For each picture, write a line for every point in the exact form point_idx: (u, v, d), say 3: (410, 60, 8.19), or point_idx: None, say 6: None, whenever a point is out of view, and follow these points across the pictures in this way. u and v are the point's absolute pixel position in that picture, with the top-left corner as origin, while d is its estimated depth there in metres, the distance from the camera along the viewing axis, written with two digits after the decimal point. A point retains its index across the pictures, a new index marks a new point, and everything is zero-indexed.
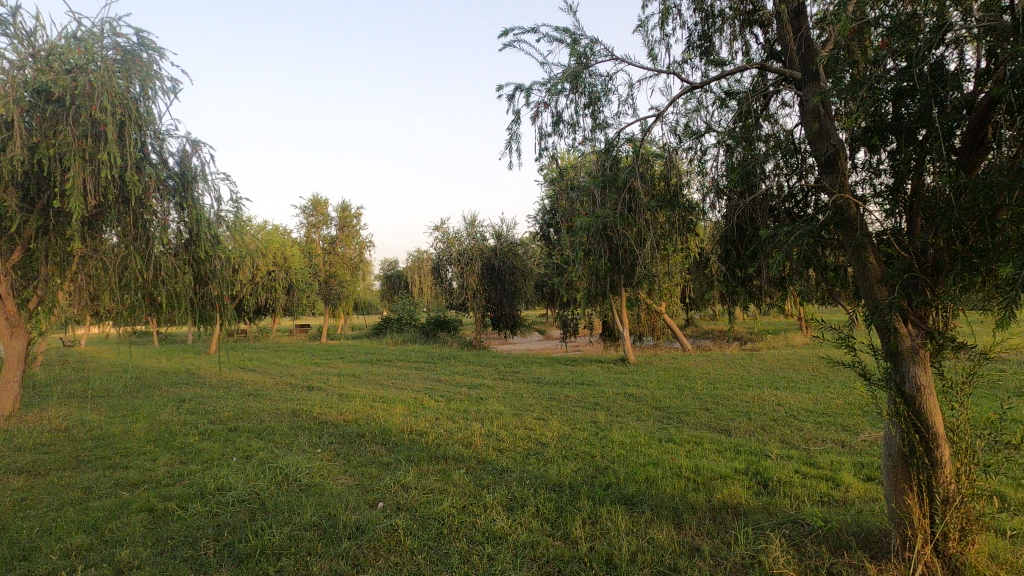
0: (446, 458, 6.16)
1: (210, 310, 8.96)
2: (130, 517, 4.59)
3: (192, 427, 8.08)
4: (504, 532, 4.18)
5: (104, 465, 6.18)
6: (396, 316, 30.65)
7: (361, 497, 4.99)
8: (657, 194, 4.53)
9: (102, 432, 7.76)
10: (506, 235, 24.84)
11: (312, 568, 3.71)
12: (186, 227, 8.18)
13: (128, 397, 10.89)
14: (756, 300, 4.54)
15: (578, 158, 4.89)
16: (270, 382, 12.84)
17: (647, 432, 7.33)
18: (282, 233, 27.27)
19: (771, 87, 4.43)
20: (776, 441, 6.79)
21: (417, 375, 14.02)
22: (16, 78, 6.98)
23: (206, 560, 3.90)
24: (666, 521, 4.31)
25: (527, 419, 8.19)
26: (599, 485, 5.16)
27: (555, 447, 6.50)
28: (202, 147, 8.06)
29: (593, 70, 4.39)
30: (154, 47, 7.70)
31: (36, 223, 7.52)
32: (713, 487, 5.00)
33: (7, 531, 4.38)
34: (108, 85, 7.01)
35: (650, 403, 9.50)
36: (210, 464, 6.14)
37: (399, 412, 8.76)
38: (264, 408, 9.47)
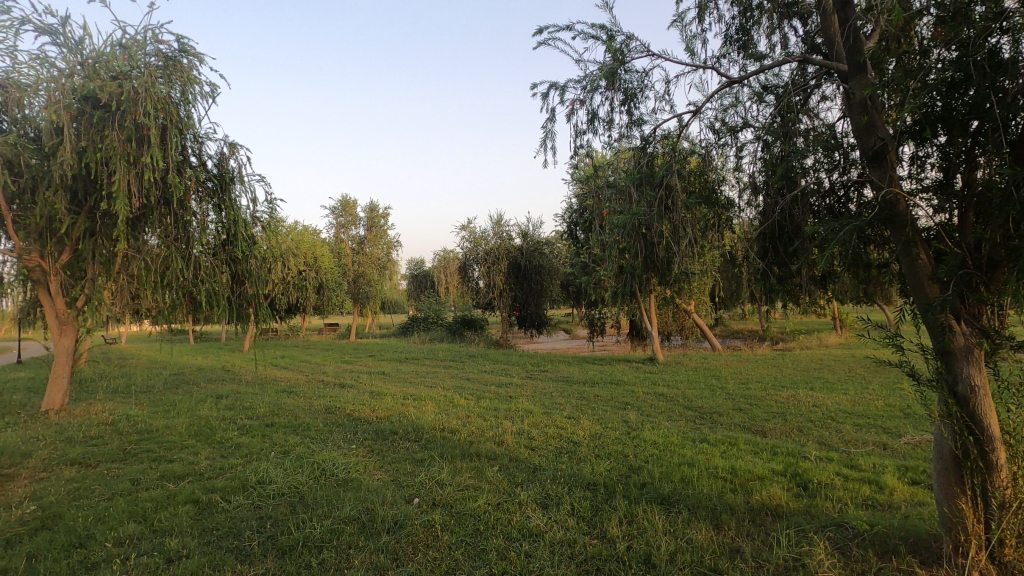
0: (479, 456, 6.21)
1: (247, 309, 9.18)
2: (178, 509, 4.75)
3: (231, 422, 8.30)
4: (540, 530, 4.19)
5: (150, 458, 6.40)
6: (423, 315, 30.91)
7: (397, 492, 5.06)
8: (695, 192, 4.48)
9: (146, 426, 8.03)
10: (532, 234, 24.86)
11: (353, 561, 3.78)
12: (224, 227, 8.44)
13: (169, 392, 11.26)
14: (795, 297, 4.39)
15: (613, 157, 4.88)
16: (303, 380, 13.08)
17: (680, 432, 7.26)
18: (312, 233, 27.79)
19: (813, 80, 4.34)
20: (814, 444, 6.63)
21: (446, 374, 14.11)
22: (65, 86, 7.27)
23: (251, 551, 3.99)
24: (704, 521, 4.27)
25: (557, 418, 8.18)
26: (634, 484, 5.13)
27: (587, 446, 6.48)
28: (240, 149, 8.30)
29: (629, 66, 4.37)
30: (194, 53, 7.94)
31: (84, 224, 7.82)
32: (750, 488, 4.93)
33: (63, 519, 4.56)
34: (151, 91, 7.26)
35: (682, 403, 9.38)
36: (250, 458, 6.32)
37: (429, 410, 8.87)
38: (299, 405, 9.67)
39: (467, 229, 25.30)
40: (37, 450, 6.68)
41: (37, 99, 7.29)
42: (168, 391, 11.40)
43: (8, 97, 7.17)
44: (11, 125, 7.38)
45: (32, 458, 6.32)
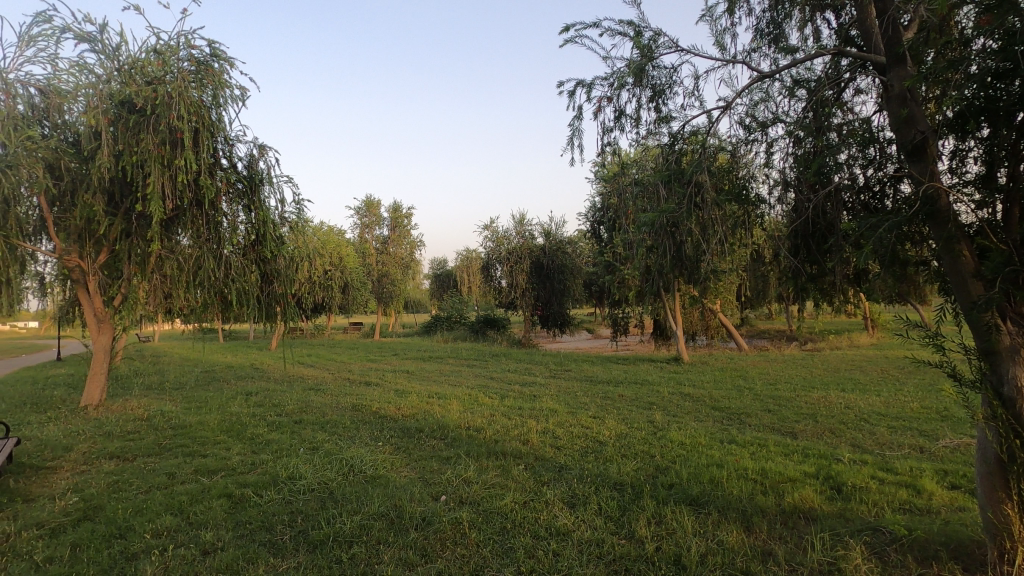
0: (505, 454, 6.22)
1: (275, 308, 9.33)
2: (212, 502, 4.86)
3: (261, 419, 8.46)
4: (568, 528, 4.19)
5: (184, 453, 6.57)
6: (446, 314, 31.09)
7: (424, 489, 5.10)
8: (725, 189, 4.42)
9: (180, 421, 8.24)
10: (555, 233, 24.83)
11: (383, 557, 3.82)
12: (254, 227, 8.60)
13: (201, 389, 11.53)
14: (828, 296, 4.27)
15: (640, 154, 4.84)
16: (329, 378, 13.27)
17: (708, 432, 7.16)
18: (337, 233, 28.17)
19: (847, 73, 4.24)
20: (847, 446, 6.48)
21: (470, 373, 14.18)
22: (103, 91, 7.50)
23: (283, 544, 4.07)
24: (735, 523, 4.21)
25: (582, 417, 8.15)
26: (662, 484, 5.08)
27: (613, 446, 6.44)
28: (269, 151, 8.46)
29: (657, 63, 4.33)
30: (225, 57, 8.12)
31: (120, 225, 8.06)
32: (782, 490, 4.84)
33: (104, 510, 4.72)
34: (184, 95, 7.44)
35: (709, 404, 9.26)
36: (280, 454, 6.43)
37: (454, 408, 8.92)
38: (326, 402, 9.82)
39: (489, 228, 25.38)
40: (78, 444, 6.91)
41: (76, 105, 7.54)
42: (200, 388, 11.67)
43: (50, 103, 7.47)
44: (52, 130, 7.64)
45: (73, 452, 6.55)
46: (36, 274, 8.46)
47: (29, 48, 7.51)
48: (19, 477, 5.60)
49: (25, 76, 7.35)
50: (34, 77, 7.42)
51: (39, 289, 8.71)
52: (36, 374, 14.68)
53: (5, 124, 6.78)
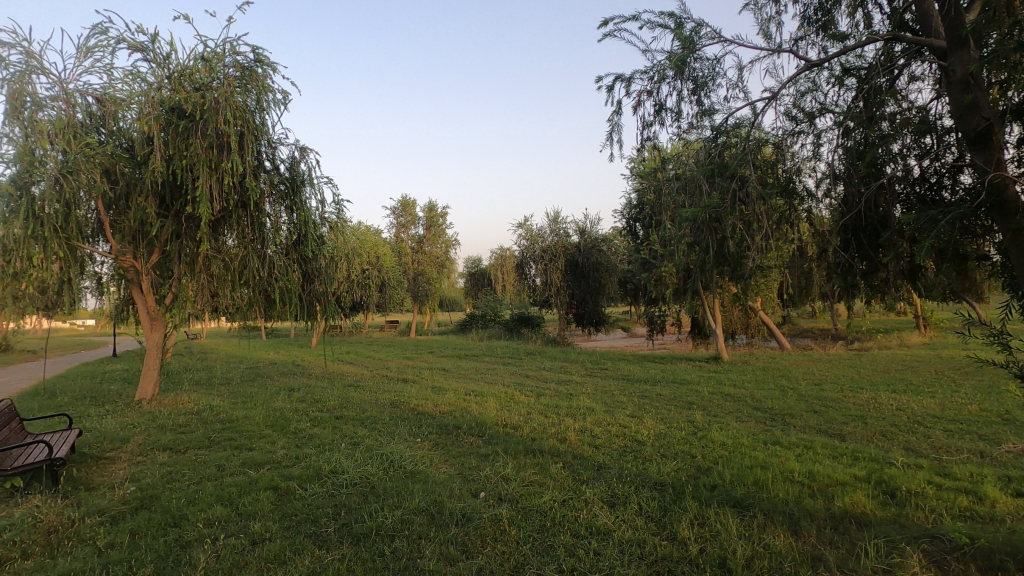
0: (542, 452, 6.21)
1: (316, 306, 9.54)
2: (260, 494, 5.02)
3: (304, 414, 8.69)
4: (608, 527, 4.15)
5: (232, 446, 6.80)
6: (481, 312, 31.26)
7: (464, 486, 5.13)
8: (771, 183, 4.28)
9: (227, 416, 8.53)
10: (590, 230, 24.69)
11: (425, 551, 3.87)
12: (295, 228, 8.84)
13: (247, 385, 11.92)
14: (880, 294, 4.05)
15: (680, 149, 4.73)
16: (368, 374, 13.54)
17: (750, 433, 6.98)
18: (375, 233, 28.66)
19: (902, 59, 4.04)
20: (899, 449, 6.22)
21: (505, 370, 14.23)
22: (155, 98, 7.79)
23: (328, 537, 4.16)
24: (782, 527, 4.08)
25: (619, 416, 8.07)
26: (704, 485, 4.97)
27: (652, 445, 6.34)
28: (310, 153, 8.69)
29: (699, 54, 4.24)
30: (268, 62, 8.35)
31: (171, 227, 8.37)
32: (832, 494, 4.67)
33: (160, 500, 4.93)
34: (230, 100, 7.72)
35: (751, 404, 9.03)
36: (323, 449, 6.59)
37: (491, 406, 8.97)
38: (365, 398, 10.00)
39: (524, 227, 25.41)
40: (134, 435, 7.24)
41: (129, 112, 7.89)
42: (246, 384, 12.07)
43: (106, 111, 7.83)
44: (108, 136, 7.98)
45: (130, 443, 6.86)
46: (94, 273, 8.89)
47: (87, 58, 7.90)
48: (81, 467, 5.91)
49: (83, 86, 7.74)
50: (92, 87, 7.81)
51: (97, 288, 9.15)
52: (96, 369, 15.47)
53: (66, 132, 7.26)
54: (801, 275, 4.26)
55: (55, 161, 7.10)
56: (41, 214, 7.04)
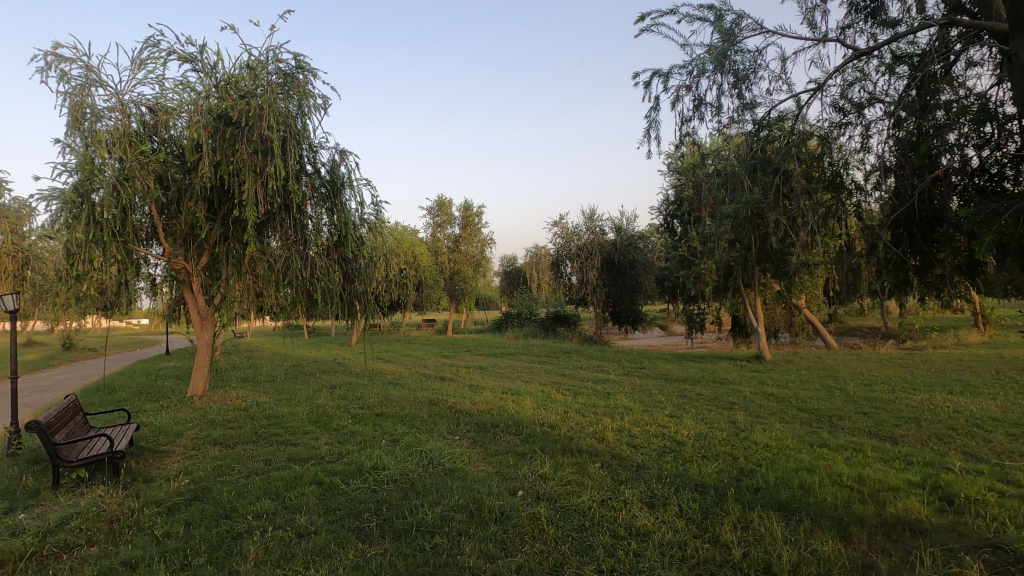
0: (580, 451, 6.19)
1: (356, 305, 9.76)
2: (305, 489, 5.17)
3: (346, 411, 8.91)
4: (648, 529, 4.10)
5: (278, 442, 7.03)
6: (517, 311, 31.32)
7: (502, 484, 5.17)
8: (816, 176, 4.15)
9: (273, 412, 8.82)
10: (626, 228, 24.42)
11: (465, 548, 3.91)
12: (336, 229, 9.10)
13: (291, 383, 12.30)
14: (935, 291, 3.85)
15: (721, 145, 4.65)
16: (407, 373, 13.78)
17: (795, 435, 6.78)
18: (412, 233, 29.07)
19: (959, 45, 3.84)
20: (957, 453, 5.93)
21: (541, 369, 14.24)
22: (203, 106, 8.08)
23: (370, 531, 4.26)
24: (830, 533, 3.96)
25: (658, 416, 7.95)
26: (747, 488, 4.85)
27: (692, 446, 6.24)
28: (350, 156, 8.89)
29: (740, 47, 4.17)
30: (309, 68, 8.58)
31: (219, 230, 8.65)
32: (883, 500, 4.50)
33: (212, 492, 5.14)
34: (273, 106, 7.98)
35: (795, 405, 8.76)
36: (364, 445, 6.74)
37: (528, 404, 8.99)
38: (404, 396, 10.18)
39: (559, 225, 25.33)
40: (187, 430, 7.57)
41: (179, 121, 8.23)
42: (290, 381, 12.46)
43: (158, 120, 8.18)
44: (160, 144, 8.31)
45: (183, 437, 7.17)
46: (148, 275, 9.31)
47: (140, 70, 8.28)
48: (139, 459, 6.21)
49: (137, 97, 8.11)
50: (145, 97, 8.18)
51: (152, 288, 9.57)
52: (151, 366, 16.25)
53: (122, 141, 7.64)
54: (849, 271, 4.09)
55: (113, 169, 7.50)
56: (100, 219, 7.46)
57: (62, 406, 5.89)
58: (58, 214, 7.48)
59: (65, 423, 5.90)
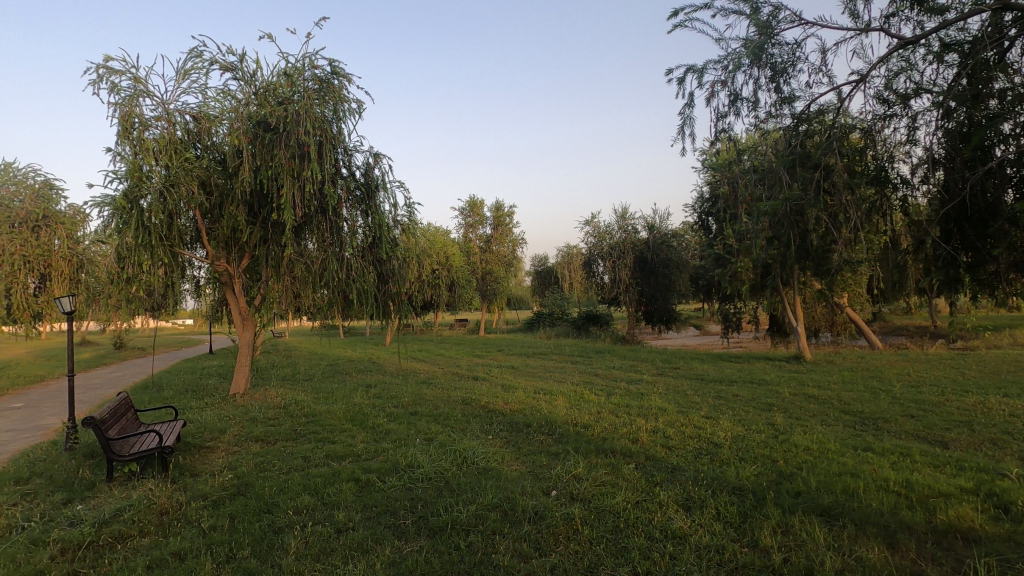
0: (614, 452, 6.15)
1: (389, 305, 9.92)
2: (343, 485, 5.29)
3: (381, 410, 9.07)
4: (684, 532, 4.05)
5: (316, 439, 7.20)
6: (548, 310, 31.29)
7: (536, 483, 5.18)
8: (859, 171, 4.01)
9: (311, 410, 9.05)
10: (659, 226, 24.10)
11: (499, 547, 3.94)
12: (370, 231, 9.29)
13: (327, 381, 12.58)
14: (988, 289, 3.68)
15: (758, 140, 4.56)
16: (440, 372, 13.92)
17: (838, 438, 6.57)
18: (444, 234, 29.32)
19: (1013, 30, 3.66)
20: (1013, 459, 5.64)
21: (574, 369, 14.17)
22: (244, 113, 8.32)
23: (406, 528, 4.33)
24: (875, 539, 3.83)
25: (693, 417, 7.82)
26: (788, 492, 4.73)
27: (730, 448, 6.12)
28: (383, 159, 9.04)
29: (778, 39, 4.08)
30: (344, 74, 8.76)
31: (259, 234, 8.91)
32: (933, 506, 4.32)
33: (255, 487, 5.31)
34: (309, 111, 8.19)
35: (837, 407, 8.49)
36: (399, 443, 6.85)
37: (561, 404, 8.96)
38: (438, 396, 10.27)
39: (591, 224, 25.18)
40: (230, 427, 7.84)
41: (221, 128, 8.52)
42: (327, 380, 12.75)
43: (201, 128, 8.47)
44: (203, 151, 8.61)
45: (227, 434, 7.43)
46: (193, 277, 9.65)
47: (185, 80, 8.60)
48: (186, 454, 6.47)
49: (182, 106, 8.43)
50: (189, 106, 8.49)
51: (196, 290, 9.93)
52: (196, 365, 16.87)
53: (168, 149, 7.95)
54: (893, 267, 3.95)
55: (159, 176, 7.82)
56: (148, 224, 7.79)
57: (115, 403, 6.17)
58: (110, 219, 7.84)
59: (118, 419, 6.19)
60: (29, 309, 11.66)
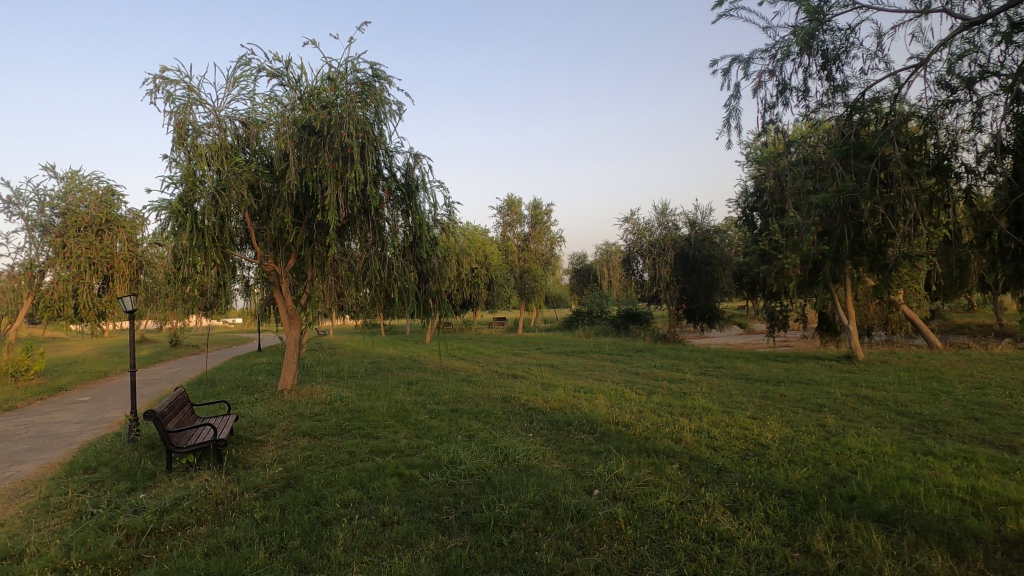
0: (656, 452, 6.06)
1: (430, 304, 10.04)
2: (386, 480, 5.39)
3: (422, 407, 9.20)
4: (732, 535, 3.94)
5: (360, 434, 7.36)
6: (587, 309, 31.05)
7: (577, 482, 5.16)
8: (919, 160, 3.81)
9: (356, 407, 9.26)
10: (701, 222, 23.55)
11: (542, 544, 3.94)
12: (411, 230, 9.42)
13: (370, 379, 12.86)
14: None
15: (809, 131, 4.41)
16: (480, 370, 14.02)
17: (895, 441, 6.27)
18: (482, 233, 29.46)
19: None
20: None
21: (614, 368, 14.02)
22: (289, 117, 8.56)
23: (449, 523, 4.38)
24: (939, 548, 3.64)
25: (739, 417, 7.62)
26: (841, 496, 4.55)
27: (778, 450, 5.93)
28: (423, 159, 9.14)
29: (831, 25, 3.94)
30: (385, 76, 8.91)
31: (304, 234, 9.17)
32: (1002, 514, 4.07)
33: (303, 480, 5.48)
34: (352, 114, 8.39)
35: (893, 409, 8.11)
36: (441, 440, 6.94)
37: (601, 403, 8.89)
38: (478, 393, 10.34)
39: (630, 221, 24.85)
40: (278, 422, 8.10)
41: (269, 132, 8.79)
42: (370, 377, 13.02)
43: (250, 133, 8.77)
44: (252, 155, 8.91)
45: (276, 428, 7.68)
46: (243, 277, 10.01)
47: (234, 88, 8.92)
48: (238, 447, 6.72)
49: (232, 113, 8.75)
50: (239, 112, 8.80)
51: (246, 289, 10.28)
52: (245, 362, 17.51)
53: (219, 154, 8.26)
54: (955, 263, 3.73)
55: (212, 180, 8.13)
56: (201, 226, 8.12)
57: (173, 398, 6.47)
58: (167, 222, 8.23)
59: (175, 413, 6.49)
60: (94, 309, 12.34)
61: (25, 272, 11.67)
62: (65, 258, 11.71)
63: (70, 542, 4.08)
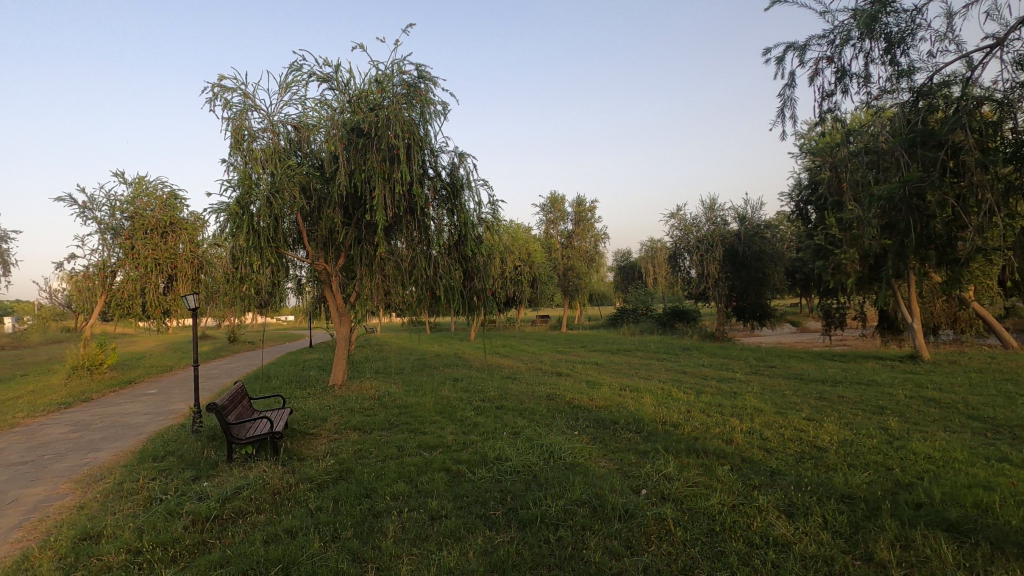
0: (706, 452, 5.92)
1: (475, 301, 10.13)
2: (434, 475, 5.48)
3: (467, 403, 9.30)
4: (787, 540, 3.81)
5: (408, 430, 7.51)
6: (632, 306, 30.58)
7: (624, 481, 5.10)
8: (994, 147, 3.57)
9: (404, 402, 9.46)
10: (751, 216, 22.81)
11: (590, 543, 3.92)
12: (455, 229, 9.53)
13: (417, 375, 13.09)
14: None
15: (871, 118, 4.20)
16: (524, 368, 14.04)
17: (965, 446, 5.90)
18: (525, 231, 29.48)
19: None
20: None
21: (661, 366, 13.75)
22: (339, 120, 8.79)
23: (496, 519, 4.41)
24: (1018, 561, 3.40)
25: (793, 418, 7.35)
26: (906, 503, 4.33)
27: (836, 453, 5.68)
28: (468, 159, 9.22)
29: (896, 7, 3.74)
30: (429, 77, 9.04)
31: (353, 234, 9.41)
32: None
33: (354, 473, 5.64)
34: (398, 115, 8.54)
35: (963, 412, 7.63)
36: (487, 436, 7.00)
37: (648, 402, 8.76)
38: (523, 391, 10.37)
39: (676, 217, 24.34)
40: (330, 416, 8.36)
41: (319, 135, 9.04)
42: (416, 374, 13.25)
43: (301, 136, 9.06)
44: (303, 158, 9.21)
45: (327, 422, 7.93)
46: (296, 276, 10.36)
47: (287, 93, 9.24)
48: (293, 440, 6.98)
49: (284, 117, 9.07)
50: (291, 116, 9.10)
51: (298, 288, 10.62)
52: (298, 358, 18.13)
53: (273, 157, 8.59)
54: None
55: (266, 182, 8.46)
56: (256, 227, 8.46)
57: (233, 392, 6.78)
58: (226, 224, 8.61)
59: (235, 406, 6.79)
60: (160, 306, 13.05)
61: (99, 272, 12.46)
62: (133, 258, 12.45)
63: (143, 525, 4.35)
